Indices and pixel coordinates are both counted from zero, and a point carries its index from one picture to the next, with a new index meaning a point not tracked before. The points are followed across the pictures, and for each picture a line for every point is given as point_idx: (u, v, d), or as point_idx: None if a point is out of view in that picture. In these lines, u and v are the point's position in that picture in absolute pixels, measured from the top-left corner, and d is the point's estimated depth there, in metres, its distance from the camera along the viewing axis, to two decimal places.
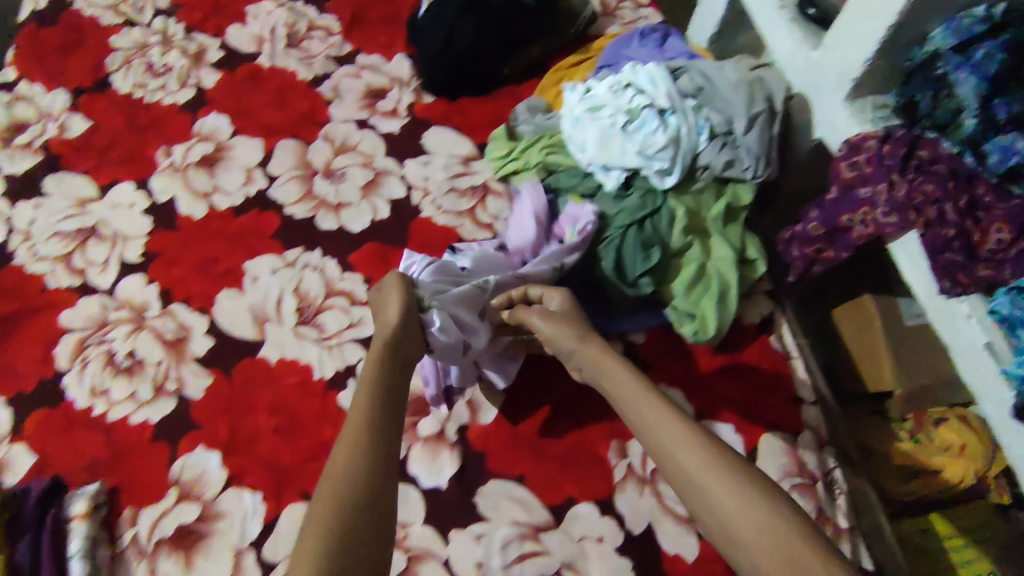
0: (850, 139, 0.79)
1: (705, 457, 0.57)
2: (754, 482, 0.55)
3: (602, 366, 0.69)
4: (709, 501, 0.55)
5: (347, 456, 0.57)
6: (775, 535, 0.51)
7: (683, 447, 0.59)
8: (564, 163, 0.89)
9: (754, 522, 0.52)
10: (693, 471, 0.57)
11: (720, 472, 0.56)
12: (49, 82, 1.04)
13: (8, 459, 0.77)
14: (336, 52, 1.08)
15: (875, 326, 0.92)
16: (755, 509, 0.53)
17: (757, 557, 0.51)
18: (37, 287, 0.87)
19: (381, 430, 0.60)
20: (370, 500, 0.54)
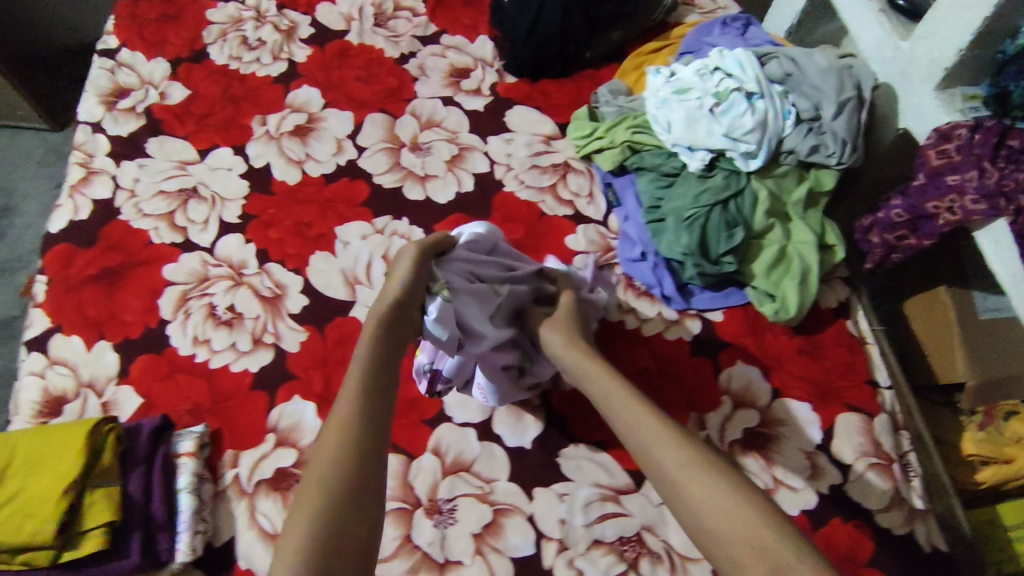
0: (940, 127, 0.79)
1: (686, 456, 0.59)
2: (730, 479, 0.57)
3: (589, 372, 0.70)
4: (685, 498, 0.57)
5: (342, 429, 0.59)
6: (746, 528, 0.53)
7: (664, 448, 0.61)
8: (650, 142, 0.92)
9: (728, 516, 0.54)
10: (673, 470, 0.59)
11: (699, 470, 0.58)
12: (150, 52, 1.08)
13: (116, 400, 0.81)
14: (422, 32, 1.11)
15: (950, 317, 0.93)
16: (731, 504, 0.55)
17: (729, 550, 0.53)
18: (142, 242, 0.92)
19: (372, 405, 0.61)
20: (363, 473, 0.57)
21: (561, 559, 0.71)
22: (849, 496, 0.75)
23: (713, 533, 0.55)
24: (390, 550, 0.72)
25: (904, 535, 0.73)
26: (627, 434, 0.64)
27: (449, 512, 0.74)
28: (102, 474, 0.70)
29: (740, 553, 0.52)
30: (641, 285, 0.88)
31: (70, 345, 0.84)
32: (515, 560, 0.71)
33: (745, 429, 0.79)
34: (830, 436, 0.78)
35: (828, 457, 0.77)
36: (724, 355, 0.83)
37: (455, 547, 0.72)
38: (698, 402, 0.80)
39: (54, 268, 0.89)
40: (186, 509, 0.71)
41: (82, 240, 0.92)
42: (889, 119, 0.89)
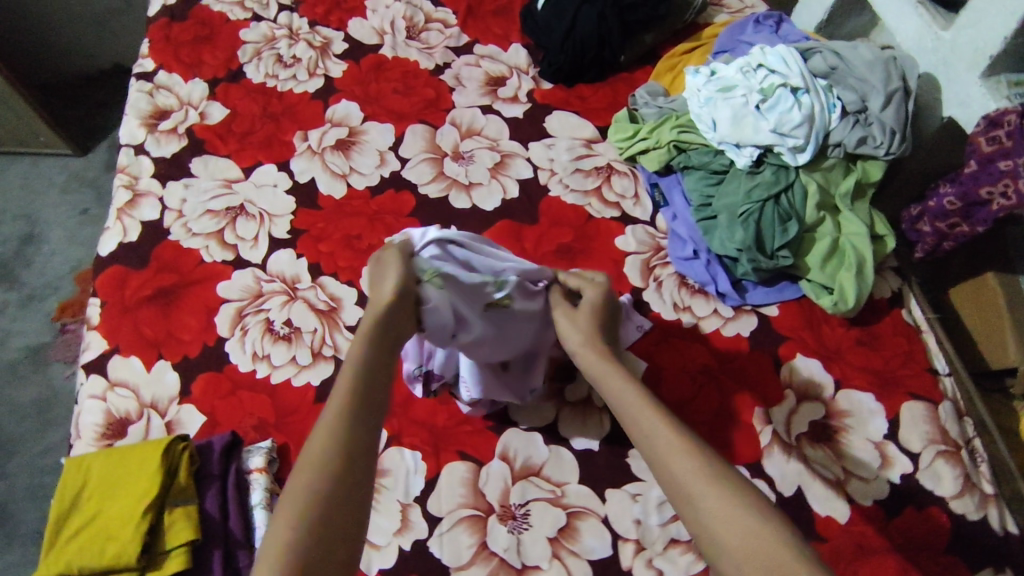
0: (989, 114, 0.78)
1: (703, 464, 0.51)
2: (746, 496, 0.49)
3: (601, 372, 0.63)
4: (698, 511, 0.49)
5: (328, 435, 0.51)
6: (768, 551, 0.45)
7: (678, 453, 0.53)
8: (697, 141, 0.94)
9: (746, 533, 0.46)
10: (687, 480, 0.51)
11: (716, 482, 0.50)
12: (186, 73, 1.09)
13: (178, 419, 0.81)
14: (455, 43, 1.12)
15: (1000, 303, 0.92)
16: (749, 525, 0.47)
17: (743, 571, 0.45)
18: (194, 261, 0.92)
19: (363, 409, 0.53)
20: (350, 490, 0.49)
21: (639, 559, 0.71)
22: (921, 484, 0.75)
23: (727, 552, 0.46)
24: (467, 558, 0.71)
25: (979, 520, 0.73)
26: (637, 437, 0.56)
27: (522, 517, 0.74)
28: (179, 493, 0.70)
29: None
30: (696, 283, 0.89)
31: (129, 366, 0.84)
32: (593, 562, 0.71)
33: (810, 422, 0.79)
34: (896, 425, 0.78)
35: (896, 446, 0.77)
36: (783, 349, 0.83)
37: (532, 552, 0.72)
38: (762, 396, 0.80)
39: (109, 290, 0.89)
40: (262, 525, 0.72)
41: (134, 262, 0.92)
42: (932, 108, 0.89)
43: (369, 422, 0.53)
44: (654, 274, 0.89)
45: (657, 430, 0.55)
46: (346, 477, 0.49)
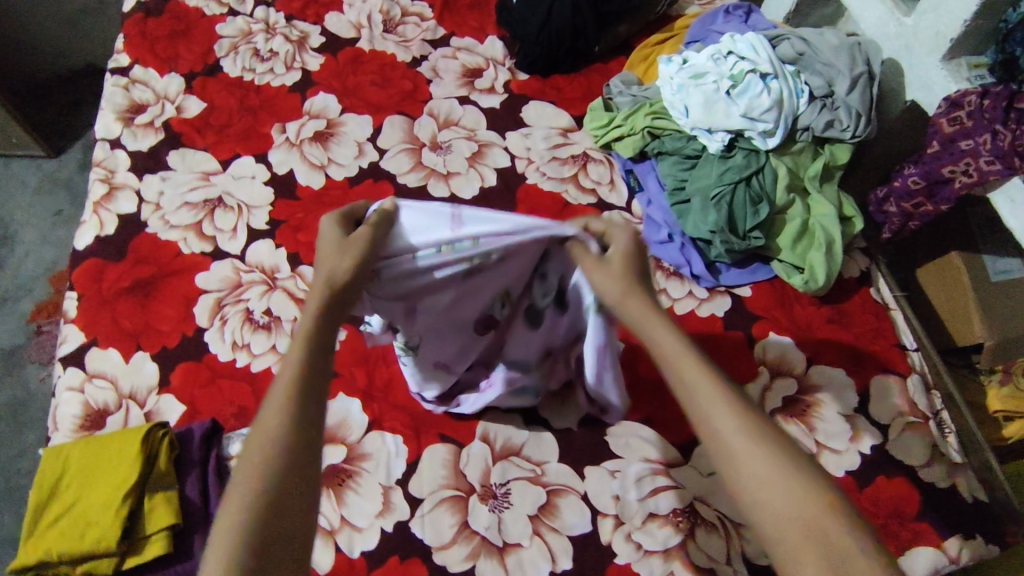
0: (950, 96, 0.81)
1: (750, 427, 0.49)
2: (798, 460, 0.49)
3: (643, 329, 0.55)
4: (745, 477, 0.48)
5: (272, 421, 0.50)
6: (819, 526, 0.45)
7: (725, 415, 0.50)
8: (669, 127, 0.95)
9: (797, 505, 0.46)
10: (735, 442, 0.49)
11: (763, 445, 0.49)
12: (162, 67, 1.09)
13: (159, 409, 0.81)
14: (432, 36, 1.13)
15: (964, 282, 0.95)
16: (805, 494, 0.47)
17: (792, 543, 0.45)
18: (172, 253, 0.92)
19: (310, 388, 0.52)
20: (297, 476, 0.49)
21: (618, 533, 0.72)
22: (891, 455, 0.77)
23: (776, 522, 0.46)
24: (449, 537, 0.72)
25: (947, 488, 0.75)
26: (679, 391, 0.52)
27: (503, 496, 0.74)
28: (160, 479, 0.70)
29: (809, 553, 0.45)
30: (670, 266, 0.90)
31: (107, 358, 0.84)
32: (573, 538, 0.72)
33: (785, 397, 0.80)
34: (866, 399, 0.80)
35: (867, 419, 0.79)
36: (756, 328, 0.85)
37: (513, 530, 0.73)
38: (736, 372, 0.82)
39: (86, 283, 0.89)
40: None
41: (111, 255, 0.91)
42: (898, 91, 0.92)
43: (310, 400, 0.51)
44: None
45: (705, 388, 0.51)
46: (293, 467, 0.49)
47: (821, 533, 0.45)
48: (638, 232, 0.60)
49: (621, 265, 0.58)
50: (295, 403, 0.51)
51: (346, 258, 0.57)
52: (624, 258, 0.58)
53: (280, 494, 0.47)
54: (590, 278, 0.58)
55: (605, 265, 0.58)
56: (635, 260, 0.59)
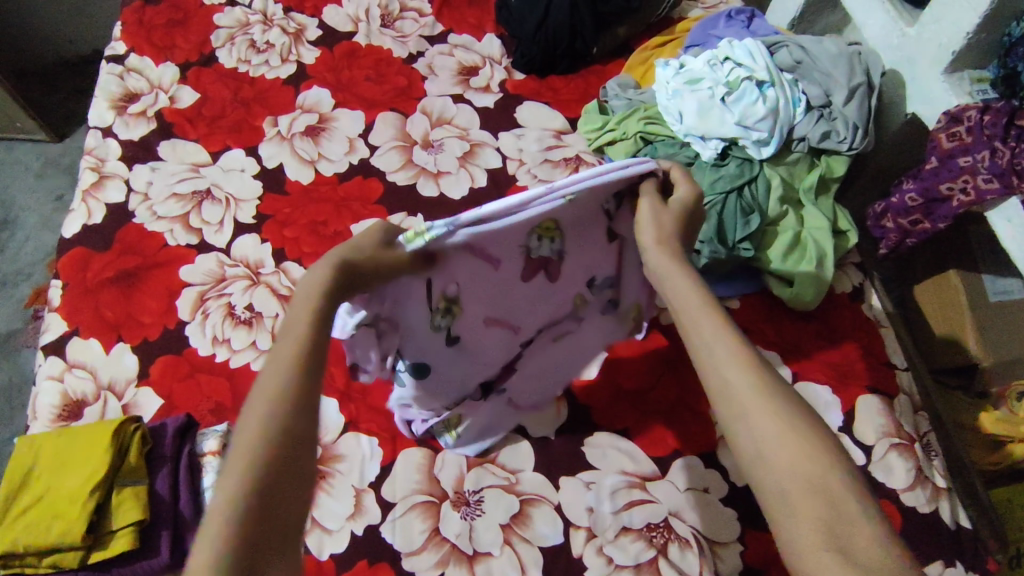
0: (950, 111, 0.79)
1: (754, 374, 0.50)
2: (803, 413, 0.48)
3: (668, 278, 0.57)
4: (747, 423, 0.48)
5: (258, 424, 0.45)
6: (817, 475, 0.45)
7: (733, 361, 0.51)
8: (662, 132, 0.94)
9: (798, 452, 0.46)
10: (739, 389, 0.49)
11: (769, 394, 0.49)
12: (157, 57, 1.08)
13: (136, 402, 0.80)
14: (429, 32, 1.12)
15: (960, 300, 0.94)
16: (807, 447, 0.46)
17: (787, 487, 0.46)
18: (158, 244, 0.91)
19: (305, 387, 0.47)
20: (291, 481, 0.45)
21: (590, 546, 0.71)
22: (874, 476, 0.75)
23: (773, 467, 0.46)
24: (419, 543, 0.71)
25: (929, 512, 0.73)
26: (692, 339, 0.53)
27: (476, 504, 0.74)
28: (128, 474, 0.70)
29: (803, 498, 0.45)
30: None
31: (88, 349, 0.83)
32: (544, 549, 0.71)
33: None
34: (851, 418, 0.79)
35: (850, 439, 0.77)
36: None
37: (483, 538, 0.72)
38: None
39: (71, 272, 0.88)
40: None
41: (98, 244, 0.91)
42: (897, 104, 0.90)
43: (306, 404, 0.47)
44: None
45: (717, 337, 0.52)
46: (285, 467, 0.44)
47: (817, 480, 0.45)
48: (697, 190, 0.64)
49: (676, 216, 0.62)
50: (288, 402, 0.46)
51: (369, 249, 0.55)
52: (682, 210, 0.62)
53: (265, 502, 0.43)
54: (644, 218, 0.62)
55: (660, 210, 0.62)
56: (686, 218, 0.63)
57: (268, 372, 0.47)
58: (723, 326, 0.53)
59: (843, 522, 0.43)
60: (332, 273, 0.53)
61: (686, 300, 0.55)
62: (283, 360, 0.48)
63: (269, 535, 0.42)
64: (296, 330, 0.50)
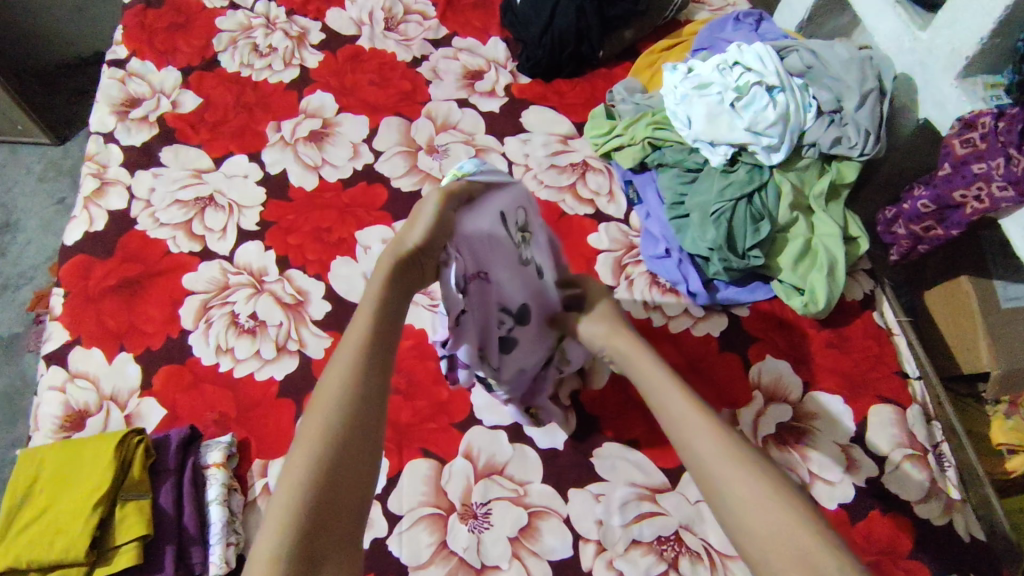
0: (963, 117, 0.78)
1: (728, 446, 0.50)
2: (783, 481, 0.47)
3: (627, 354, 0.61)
4: (728, 498, 0.47)
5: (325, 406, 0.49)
6: (802, 544, 0.43)
7: (705, 435, 0.50)
8: (671, 138, 0.93)
9: (779, 523, 0.45)
10: (714, 462, 0.49)
11: (745, 464, 0.48)
12: (159, 61, 1.07)
13: (138, 412, 0.79)
14: (434, 35, 1.11)
15: (972, 308, 0.92)
16: (788, 514, 0.45)
17: (772, 562, 0.44)
18: (160, 251, 0.90)
19: (372, 372, 0.51)
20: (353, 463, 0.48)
21: (600, 560, 0.70)
22: (886, 488, 0.74)
23: (757, 541, 0.45)
24: (426, 557, 0.70)
25: (943, 525, 0.72)
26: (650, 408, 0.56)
27: (483, 516, 0.73)
28: (133, 487, 0.69)
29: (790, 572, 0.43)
30: (667, 282, 0.88)
31: (90, 358, 0.82)
32: (553, 562, 0.70)
33: (778, 423, 0.78)
34: (863, 429, 0.78)
35: (862, 450, 0.76)
36: (753, 351, 0.83)
37: (491, 551, 0.71)
38: (730, 397, 0.80)
39: (72, 280, 0.87)
40: (217, 520, 0.70)
41: (99, 251, 0.90)
42: (909, 108, 0.89)
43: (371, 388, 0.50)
44: (625, 273, 0.89)
45: (689, 413, 0.52)
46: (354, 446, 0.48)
47: (802, 550, 0.43)
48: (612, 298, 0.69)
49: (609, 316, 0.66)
50: (353, 386, 0.50)
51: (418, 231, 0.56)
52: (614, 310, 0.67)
53: (332, 477, 0.47)
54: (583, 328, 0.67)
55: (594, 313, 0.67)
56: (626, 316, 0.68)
57: (337, 358, 0.51)
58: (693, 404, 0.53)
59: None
60: (395, 261, 0.56)
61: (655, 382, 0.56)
62: (352, 342, 0.52)
63: (342, 505, 0.47)
64: (362, 318, 0.53)
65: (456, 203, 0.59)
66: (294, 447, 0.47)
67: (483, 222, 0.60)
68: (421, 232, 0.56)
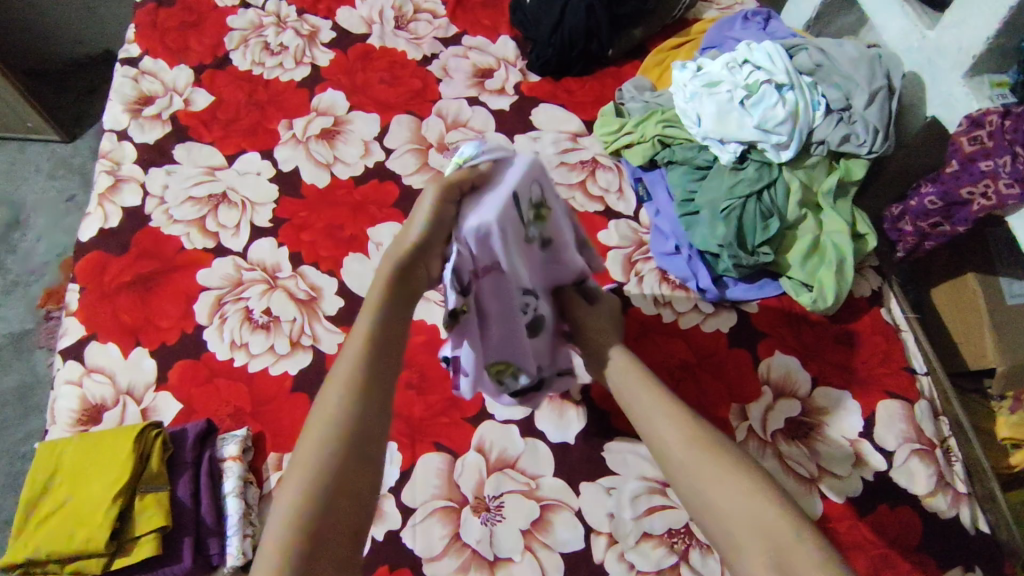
0: (971, 114, 0.78)
1: (695, 442, 0.59)
2: (741, 464, 0.57)
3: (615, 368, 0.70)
4: (696, 486, 0.57)
5: (327, 416, 0.52)
6: (758, 513, 0.53)
7: (677, 434, 0.61)
8: (681, 136, 0.94)
9: (738, 498, 0.54)
10: (684, 456, 0.59)
11: (710, 456, 0.58)
12: (171, 59, 1.08)
13: (155, 406, 0.80)
14: (443, 34, 1.12)
15: (978, 305, 0.94)
16: (745, 492, 0.55)
17: (733, 532, 0.53)
18: (174, 248, 0.91)
19: (369, 387, 0.53)
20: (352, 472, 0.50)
21: (611, 552, 0.71)
22: (895, 482, 0.75)
23: (719, 518, 0.55)
24: (440, 549, 0.71)
25: (951, 519, 0.73)
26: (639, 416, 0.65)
27: (496, 509, 0.73)
28: (151, 480, 0.70)
29: (747, 537, 0.52)
30: (676, 279, 0.89)
31: (106, 353, 0.83)
32: (565, 555, 0.71)
33: (787, 418, 0.79)
34: (872, 423, 0.78)
35: (871, 445, 0.77)
36: (762, 346, 0.84)
37: (504, 544, 0.72)
38: (740, 392, 0.81)
39: (88, 276, 0.88)
40: (234, 512, 0.72)
41: (114, 247, 0.91)
42: (918, 106, 0.90)
43: (370, 399, 0.53)
44: (635, 269, 0.90)
45: (661, 418, 0.62)
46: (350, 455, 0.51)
47: (756, 518, 0.53)
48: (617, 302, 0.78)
49: (604, 326, 0.74)
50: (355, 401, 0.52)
51: (420, 229, 0.56)
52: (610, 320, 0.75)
53: (335, 481, 0.50)
54: (584, 332, 0.73)
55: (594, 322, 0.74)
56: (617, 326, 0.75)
57: (340, 371, 0.54)
58: (666, 409, 0.63)
59: (782, 549, 0.50)
60: (393, 270, 0.57)
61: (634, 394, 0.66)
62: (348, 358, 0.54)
63: (343, 511, 0.50)
64: (362, 328, 0.55)
65: (455, 195, 0.57)
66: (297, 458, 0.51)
67: (489, 215, 0.55)
68: (419, 231, 0.56)
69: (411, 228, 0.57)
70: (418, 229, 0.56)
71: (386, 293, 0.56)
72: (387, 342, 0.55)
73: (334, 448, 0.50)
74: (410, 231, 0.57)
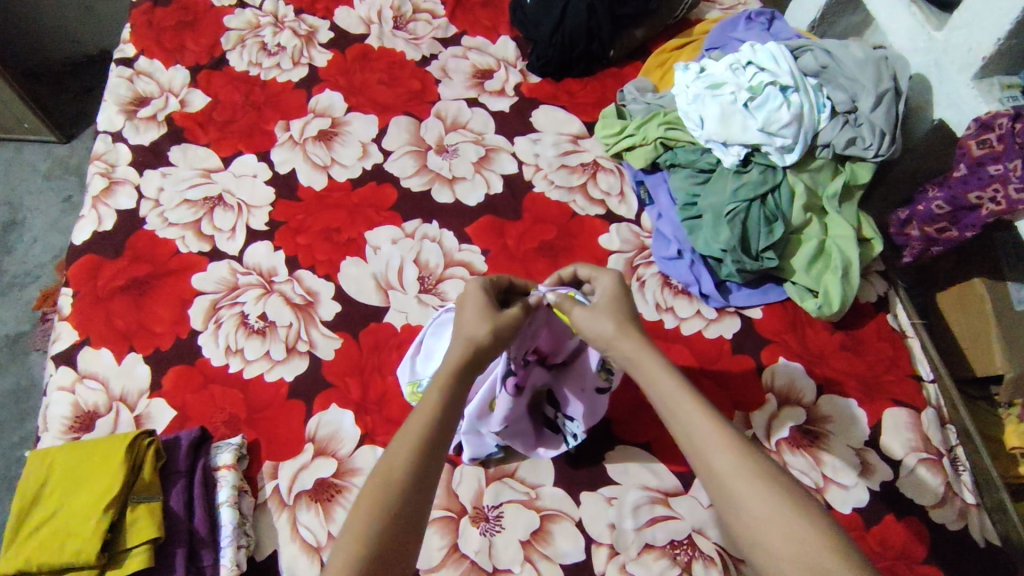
0: (980, 117, 0.77)
1: (740, 458, 0.51)
2: (790, 491, 0.50)
3: (639, 362, 0.59)
4: (744, 511, 0.49)
5: (384, 487, 0.52)
6: (816, 556, 0.46)
7: (717, 444, 0.52)
8: (683, 138, 0.93)
9: (794, 537, 0.47)
10: (731, 475, 0.51)
11: (757, 476, 0.50)
12: (167, 59, 1.06)
13: (147, 413, 0.79)
14: (442, 34, 1.10)
15: (986, 311, 0.92)
16: (803, 529, 0.47)
17: (788, 574, 0.46)
18: (169, 252, 0.89)
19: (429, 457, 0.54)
20: (413, 514, 0.52)
21: (613, 564, 0.70)
22: (902, 492, 0.74)
23: (773, 555, 0.47)
24: (438, 560, 0.70)
25: (959, 529, 0.72)
26: (681, 434, 0.55)
27: (495, 519, 0.72)
28: (143, 490, 0.69)
29: None
30: (679, 284, 0.88)
31: (99, 358, 0.82)
32: (566, 566, 0.70)
33: (791, 426, 0.78)
34: (878, 431, 0.77)
35: (877, 454, 0.76)
36: (766, 352, 0.82)
37: (503, 555, 0.70)
38: (743, 400, 0.79)
39: (81, 280, 0.87)
40: (227, 523, 0.70)
41: (107, 251, 0.89)
42: (924, 108, 0.89)
43: (428, 469, 0.54)
44: (637, 274, 0.88)
45: (701, 421, 0.54)
46: (411, 501, 0.52)
47: (815, 561, 0.46)
48: (617, 277, 0.67)
49: (608, 309, 0.64)
50: (407, 481, 0.52)
51: (483, 324, 0.61)
52: (610, 302, 0.64)
53: (386, 551, 0.50)
54: (587, 325, 0.63)
55: (595, 311, 0.64)
56: (620, 304, 0.65)
57: (395, 446, 0.55)
58: (702, 411, 0.54)
59: None
60: (463, 354, 0.59)
61: (666, 390, 0.57)
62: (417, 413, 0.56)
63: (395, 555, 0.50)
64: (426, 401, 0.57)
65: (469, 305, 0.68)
66: (354, 512, 0.51)
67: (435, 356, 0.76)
68: (488, 329, 0.61)
69: (475, 323, 0.61)
70: (481, 324, 0.61)
71: (445, 382, 0.58)
72: (446, 429, 0.56)
73: (379, 519, 0.50)
74: (470, 327, 0.61)
